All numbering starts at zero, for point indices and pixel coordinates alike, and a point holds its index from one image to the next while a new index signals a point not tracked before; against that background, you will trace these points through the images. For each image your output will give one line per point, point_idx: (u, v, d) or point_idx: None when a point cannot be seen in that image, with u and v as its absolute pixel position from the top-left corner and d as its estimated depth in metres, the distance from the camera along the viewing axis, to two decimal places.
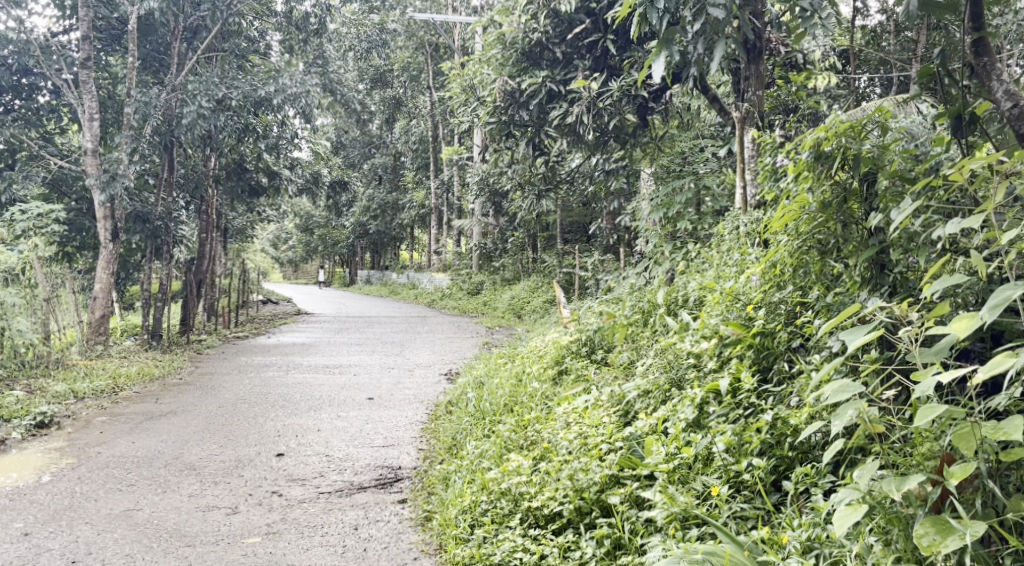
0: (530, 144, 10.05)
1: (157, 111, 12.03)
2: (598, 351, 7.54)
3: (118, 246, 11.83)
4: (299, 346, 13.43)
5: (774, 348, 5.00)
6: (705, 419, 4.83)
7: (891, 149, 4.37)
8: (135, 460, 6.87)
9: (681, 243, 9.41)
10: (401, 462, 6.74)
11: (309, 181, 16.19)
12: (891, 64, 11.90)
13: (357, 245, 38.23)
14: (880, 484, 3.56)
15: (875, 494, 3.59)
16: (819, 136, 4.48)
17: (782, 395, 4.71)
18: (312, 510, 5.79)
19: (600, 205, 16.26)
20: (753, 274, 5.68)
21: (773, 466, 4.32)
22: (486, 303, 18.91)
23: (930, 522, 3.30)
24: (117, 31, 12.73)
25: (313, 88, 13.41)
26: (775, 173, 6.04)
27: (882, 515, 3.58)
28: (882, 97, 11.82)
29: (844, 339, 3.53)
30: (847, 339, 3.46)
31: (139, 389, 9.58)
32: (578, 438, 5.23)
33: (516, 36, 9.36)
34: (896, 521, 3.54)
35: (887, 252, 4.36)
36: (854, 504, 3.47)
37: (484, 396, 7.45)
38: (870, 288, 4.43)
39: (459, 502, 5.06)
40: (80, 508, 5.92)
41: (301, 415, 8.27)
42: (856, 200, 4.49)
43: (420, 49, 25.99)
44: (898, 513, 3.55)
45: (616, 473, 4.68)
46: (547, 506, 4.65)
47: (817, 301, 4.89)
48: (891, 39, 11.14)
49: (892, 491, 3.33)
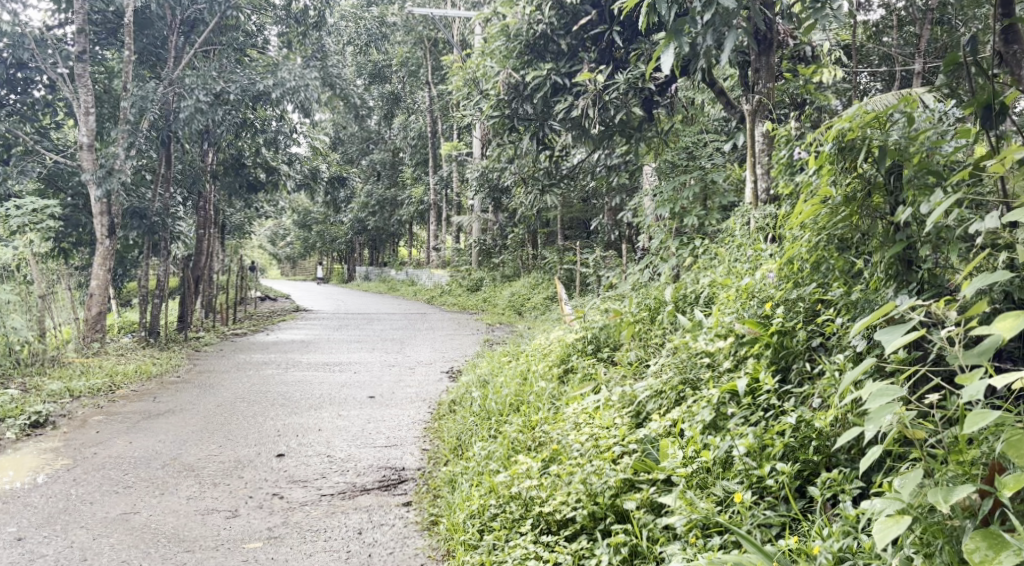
0: (534, 138, 9.92)
1: (154, 105, 11.72)
2: (605, 349, 7.38)
3: (115, 243, 11.66)
4: (299, 343, 13.26)
5: (794, 348, 4.84)
6: (723, 421, 4.67)
7: (920, 140, 4.20)
8: (131, 460, 6.71)
9: (688, 240, 9.09)
10: (405, 462, 6.58)
11: (308, 176, 16.00)
12: (894, 59, 11.78)
13: (356, 241, 38.15)
14: (921, 494, 3.39)
15: (915, 504, 3.41)
16: (843, 127, 4.33)
17: (804, 396, 4.56)
18: (315, 513, 5.62)
19: (601, 201, 16.14)
20: (769, 270, 5.53)
21: (797, 471, 4.16)
22: (485, 300, 18.74)
23: (982, 536, 3.14)
24: (114, 24, 12.53)
25: (313, 81, 13.17)
26: (790, 167, 5.88)
27: (921, 525, 3.43)
28: (885, 93, 11.70)
29: (879, 338, 3.34)
30: (882, 339, 3.28)
31: (135, 387, 9.41)
32: (589, 440, 5.06)
33: (521, 28, 9.10)
34: (938, 532, 3.39)
35: (914, 247, 4.21)
36: (895, 515, 3.30)
37: (489, 395, 7.26)
38: (897, 285, 4.28)
39: (467, 506, 4.90)
40: (76, 512, 5.75)
41: (301, 414, 8.10)
42: (881, 194, 4.33)
43: (418, 44, 25.65)
44: (940, 525, 3.38)
45: (631, 477, 4.53)
46: (560, 512, 4.49)
47: (838, 300, 4.76)
48: (896, 35, 11.02)
49: (939, 502, 3.16)
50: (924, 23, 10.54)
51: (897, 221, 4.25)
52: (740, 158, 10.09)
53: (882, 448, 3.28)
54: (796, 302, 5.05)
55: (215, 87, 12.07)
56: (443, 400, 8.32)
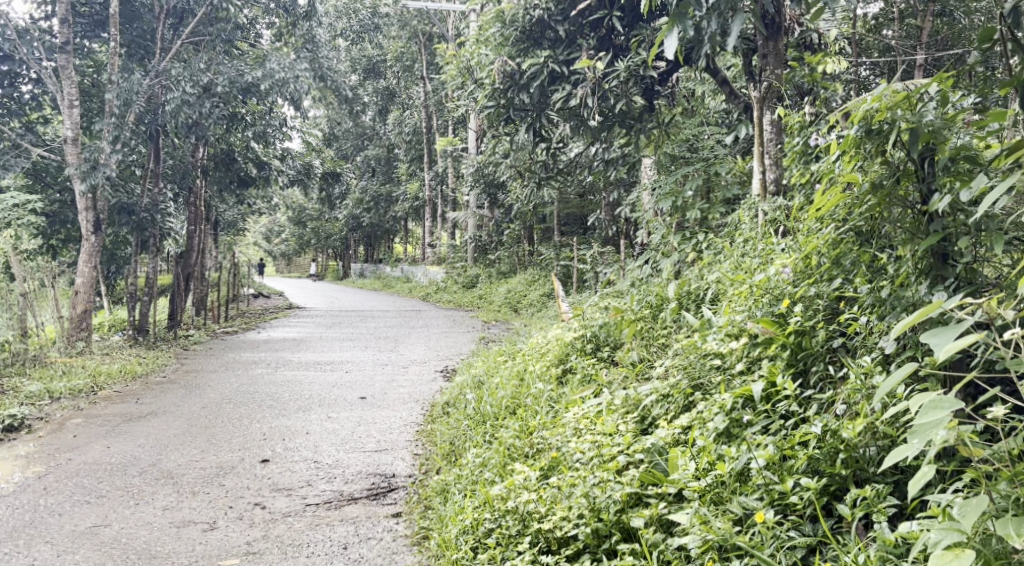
0: (531, 131, 9.47)
1: (139, 97, 11.28)
2: (605, 348, 6.99)
3: (101, 239, 11.24)
4: (289, 341, 12.88)
5: (813, 349, 4.49)
6: (738, 429, 4.31)
7: (954, 122, 3.86)
8: (108, 467, 6.33)
9: (691, 234, 8.53)
10: (396, 468, 6.21)
11: (301, 173, 15.67)
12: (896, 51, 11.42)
13: (351, 237, 37.81)
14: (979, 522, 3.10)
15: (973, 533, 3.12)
16: (870, 107, 3.97)
17: (827, 403, 4.21)
18: (297, 526, 5.26)
19: (598, 196, 15.77)
20: (784, 265, 5.14)
21: (824, 486, 3.81)
22: (481, 297, 18.37)
23: None
24: (100, 15, 12.12)
25: (302, 73, 12.79)
26: (805, 155, 5.64)
27: (981, 557, 3.12)
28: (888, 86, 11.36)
29: (925, 340, 2.96)
30: (930, 341, 2.90)
31: (119, 389, 9.03)
32: (592, 449, 4.72)
33: (516, 13, 8.80)
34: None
35: (949, 239, 3.90)
36: (956, 548, 3.01)
37: (484, 397, 6.90)
38: (930, 280, 3.98)
39: (459, 520, 4.53)
40: (42, 525, 5.38)
41: (289, 417, 7.73)
42: (910, 181, 3.97)
43: (413, 39, 25.01)
44: (1002, 555, 3.10)
45: (638, 491, 4.18)
46: (560, 529, 4.15)
47: (863, 298, 4.42)
48: (897, 26, 10.72)
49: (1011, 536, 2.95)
50: (927, 15, 10.31)
51: (929, 211, 3.91)
52: (743, 150, 9.73)
53: (935, 467, 2.94)
54: (815, 300, 4.68)
55: (202, 79, 11.67)
56: (437, 401, 7.94)
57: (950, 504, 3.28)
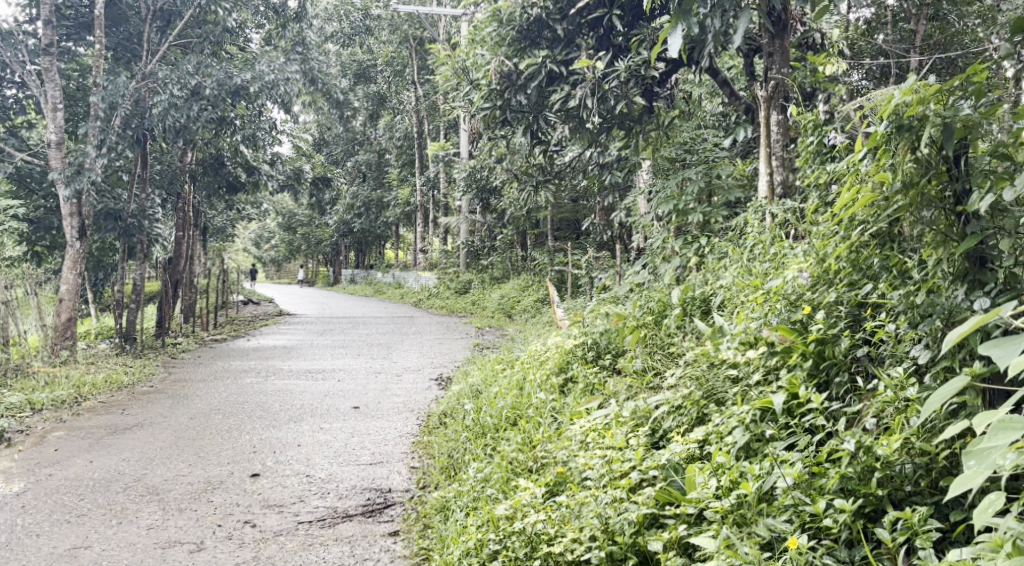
0: (528, 133, 9.22)
1: (125, 100, 10.94)
2: (607, 356, 6.71)
3: (87, 246, 10.88)
4: (280, 348, 12.59)
5: (837, 358, 4.25)
6: (759, 443, 4.08)
7: (993, 116, 3.62)
8: (91, 483, 6.04)
9: (693, 238, 8.28)
10: (392, 482, 5.94)
11: (291, 177, 15.15)
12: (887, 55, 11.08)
13: (342, 243, 37.48)
14: None
15: None
16: (902, 102, 3.72)
17: (855, 417, 3.97)
18: (290, 546, 5.00)
19: (593, 200, 15.50)
20: (801, 270, 4.89)
21: (859, 508, 3.58)
22: (474, 304, 18.09)
23: None
24: (85, 18, 11.78)
25: (293, 76, 12.44)
26: (820, 155, 5.40)
27: None
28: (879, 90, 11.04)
29: (988, 352, 2.72)
30: (993, 354, 2.66)
31: (104, 399, 8.72)
32: (602, 464, 4.47)
33: (513, 12, 8.53)
34: None
35: (990, 244, 3.70)
36: None
37: (483, 407, 6.63)
38: (967, 286, 3.77)
39: (463, 541, 4.28)
40: (18, 547, 5.10)
41: (280, 428, 7.46)
42: (942, 181, 3.75)
43: (403, 43, 24.74)
44: None
45: (655, 511, 3.95)
46: (572, 552, 3.91)
47: (892, 307, 4.19)
48: (890, 30, 10.47)
49: None
50: (924, 17, 10.09)
51: (965, 213, 3.70)
52: (743, 153, 9.49)
53: (1004, 492, 2.75)
54: (836, 307, 4.45)
55: (191, 81, 11.33)
56: (434, 412, 7.66)
57: (1017, 534, 3.05)
